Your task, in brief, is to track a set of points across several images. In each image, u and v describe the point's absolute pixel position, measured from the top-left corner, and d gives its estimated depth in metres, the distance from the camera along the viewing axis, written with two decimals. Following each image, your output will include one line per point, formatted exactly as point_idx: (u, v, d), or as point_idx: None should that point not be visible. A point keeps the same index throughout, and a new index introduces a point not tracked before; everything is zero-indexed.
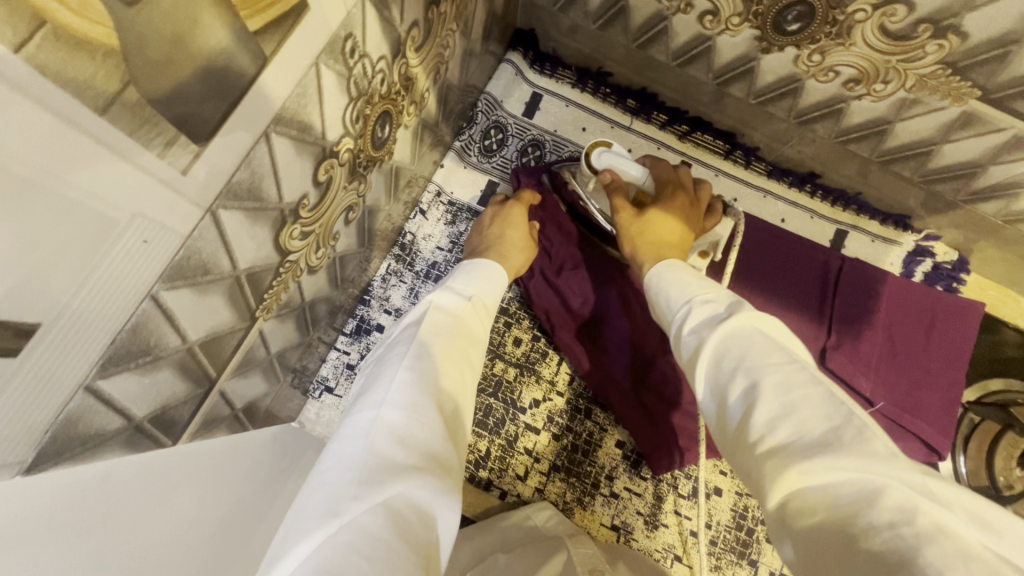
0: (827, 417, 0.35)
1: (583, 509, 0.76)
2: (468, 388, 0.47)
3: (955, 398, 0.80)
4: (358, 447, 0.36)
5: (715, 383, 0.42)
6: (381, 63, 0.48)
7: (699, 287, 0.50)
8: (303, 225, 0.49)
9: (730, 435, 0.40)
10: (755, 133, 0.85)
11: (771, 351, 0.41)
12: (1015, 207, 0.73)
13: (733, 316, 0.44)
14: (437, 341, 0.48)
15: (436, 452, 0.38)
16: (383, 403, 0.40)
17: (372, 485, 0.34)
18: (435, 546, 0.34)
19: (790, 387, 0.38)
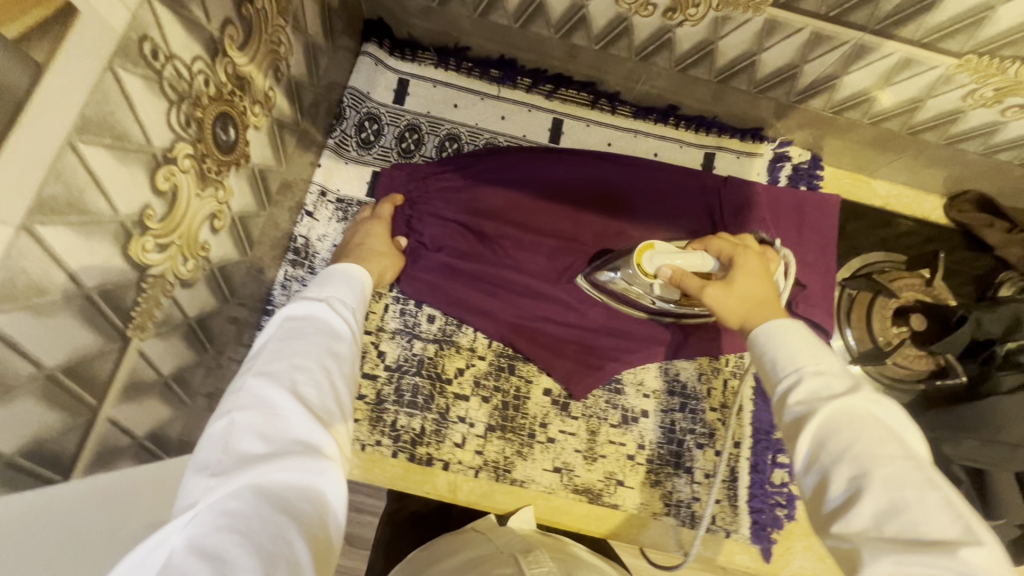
0: (943, 526, 0.37)
1: (524, 460, 0.79)
2: (337, 372, 0.52)
3: (830, 281, 0.89)
4: (214, 453, 0.42)
5: (816, 459, 0.44)
6: (198, 63, 0.49)
7: (807, 355, 0.49)
8: (156, 236, 0.49)
9: (820, 516, 0.42)
10: (612, 78, 0.90)
11: (885, 441, 0.41)
12: (838, 97, 0.82)
13: (849, 393, 0.45)
14: (290, 339, 0.52)
15: (296, 438, 0.45)
16: (233, 409, 0.45)
17: (231, 479, 0.41)
18: (312, 511, 0.42)
19: (902, 485, 0.39)
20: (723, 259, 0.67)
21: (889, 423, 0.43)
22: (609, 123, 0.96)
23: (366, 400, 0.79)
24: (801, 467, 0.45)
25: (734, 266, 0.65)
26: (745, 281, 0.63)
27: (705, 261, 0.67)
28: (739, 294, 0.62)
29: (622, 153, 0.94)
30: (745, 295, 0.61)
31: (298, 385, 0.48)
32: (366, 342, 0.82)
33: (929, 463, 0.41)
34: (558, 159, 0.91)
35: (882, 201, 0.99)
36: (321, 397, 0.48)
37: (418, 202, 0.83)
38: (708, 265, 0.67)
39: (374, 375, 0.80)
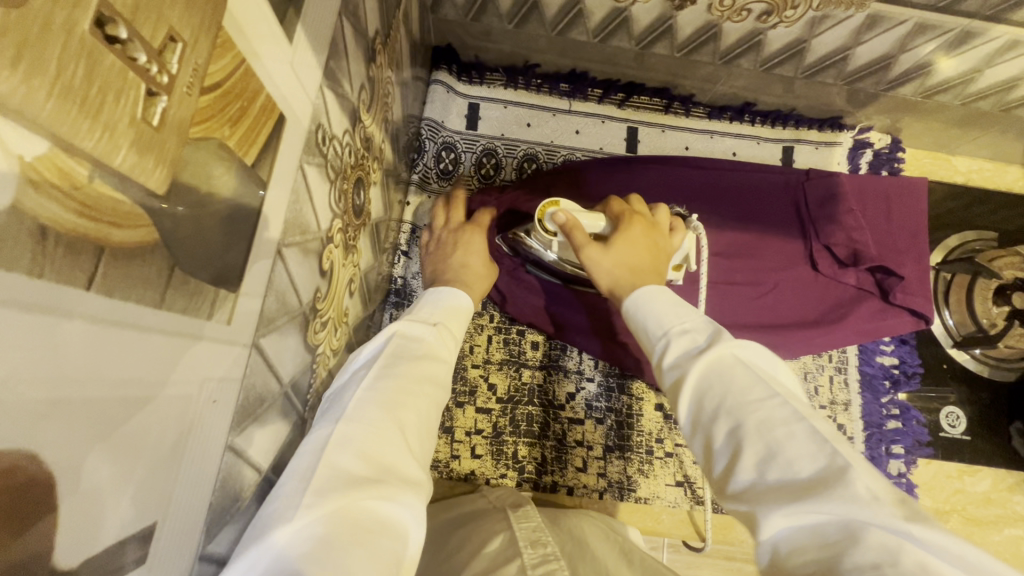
0: (816, 458, 0.31)
1: (646, 477, 0.80)
2: (431, 406, 0.48)
3: (926, 266, 0.88)
4: (314, 462, 0.37)
5: (698, 423, 0.37)
6: (346, 136, 0.48)
7: (673, 316, 0.44)
8: (321, 316, 0.49)
9: (714, 484, 0.35)
10: (688, 81, 0.89)
11: (754, 384, 0.36)
12: (930, 83, 0.81)
13: (716, 342, 0.39)
14: (401, 359, 0.49)
15: (395, 467, 0.39)
16: (339, 421, 0.41)
17: (326, 496, 0.35)
18: (398, 549, 0.35)
19: (775, 426, 0.33)
20: (613, 221, 0.62)
21: (757, 363, 0.38)
22: (683, 127, 0.94)
23: (483, 434, 0.79)
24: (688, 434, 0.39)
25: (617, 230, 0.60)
26: (624, 247, 0.58)
27: (596, 223, 0.63)
28: (615, 260, 0.57)
29: (701, 156, 0.93)
30: (622, 262, 0.57)
31: (397, 409, 0.44)
32: (474, 377, 0.82)
33: (798, 394, 0.36)
34: (641, 170, 0.89)
35: (965, 176, 0.98)
36: (419, 430, 0.45)
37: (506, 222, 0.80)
38: (598, 227, 0.63)
39: (488, 408, 0.80)
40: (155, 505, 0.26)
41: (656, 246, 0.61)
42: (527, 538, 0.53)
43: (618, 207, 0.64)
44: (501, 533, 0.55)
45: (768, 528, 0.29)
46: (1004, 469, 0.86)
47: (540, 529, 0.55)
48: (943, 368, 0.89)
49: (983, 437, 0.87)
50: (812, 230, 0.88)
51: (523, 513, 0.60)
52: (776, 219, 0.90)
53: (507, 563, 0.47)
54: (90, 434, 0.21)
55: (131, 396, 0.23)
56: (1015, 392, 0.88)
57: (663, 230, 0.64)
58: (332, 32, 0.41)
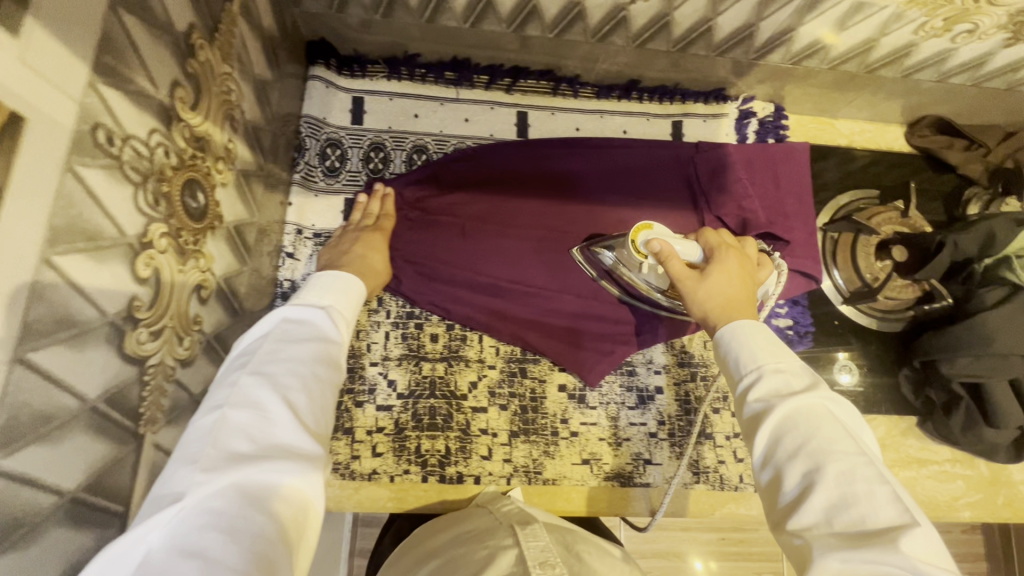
0: (883, 515, 0.42)
1: (552, 458, 0.80)
2: (327, 382, 0.54)
3: (814, 229, 0.91)
4: (203, 446, 0.45)
5: (771, 456, 0.49)
6: (155, 136, 0.46)
7: (767, 354, 0.53)
8: (148, 325, 0.47)
9: (778, 509, 0.47)
10: (570, 62, 0.89)
11: (837, 436, 0.46)
12: (796, 48, 0.83)
13: (805, 392, 0.50)
14: (285, 343, 0.54)
15: (283, 442, 0.47)
16: (225, 407, 0.47)
17: (220, 474, 0.43)
18: (293, 506, 0.45)
19: (852, 480, 0.44)
20: (710, 250, 0.67)
21: (840, 420, 0.48)
22: (574, 107, 0.94)
23: (385, 431, 0.78)
24: (759, 461, 0.50)
25: (715, 262, 0.65)
26: (721, 277, 0.63)
27: (692, 251, 0.67)
28: (712, 288, 0.62)
29: (592, 136, 0.93)
30: (718, 291, 0.62)
31: (286, 389, 0.50)
32: (374, 374, 0.80)
33: (874, 454, 0.46)
34: (534, 153, 0.89)
35: (848, 139, 1.02)
36: (309, 405, 0.51)
37: (407, 212, 0.84)
38: (694, 256, 0.67)
39: (389, 405, 0.79)
40: None
41: (749, 274, 0.66)
42: (534, 558, 0.52)
43: (716, 237, 0.68)
44: (507, 551, 0.54)
45: (826, 559, 0.40)
46: (896, 414, 0.90)
47: (549, 549, 0.54)
48: (835, 324, 0.93)
49: (875, 387, 0.91)
50: (704, 201, 0.90)
51: (530, 530, 0.58)
52: (669, 192, 0.91)
53: None
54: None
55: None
56: (901, 343, 0.92)
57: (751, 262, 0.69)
58: (105, 25, 0.39)
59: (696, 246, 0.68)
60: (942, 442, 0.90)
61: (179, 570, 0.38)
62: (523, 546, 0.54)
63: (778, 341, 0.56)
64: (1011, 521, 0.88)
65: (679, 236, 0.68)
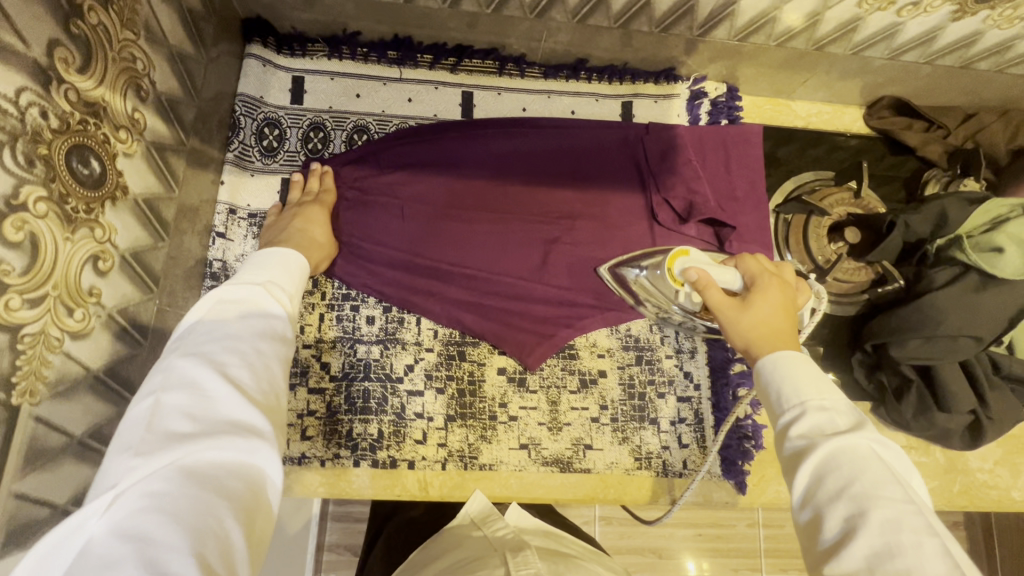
0: (931, 566, 0.40)
1: (488, 443, 0.78)
2: (274, 353, 0.51)
3: (765, 211, 0.89)
4: (139, 433, 0.42)
5: (812, 496, 0.47)
6: (25, 95, 0.44)
7: (813, 389, 0.52)
8: (22, 292, 0.45)
9: (818, 553, 0.45)
10: (513, 41, 0.87)
11: (884, 482, 0.45)
12: (740, 24, 0.81)
13: (850, 433, 0.48)
14: (223, 321, 0.51)
15: (226, 418, 0.45)
16: (160, 391, 0.45)
17: (157, 459, 0.41)
18: (248, 482, 0.43)
19: (899, 530, 0.42)
20: (748, 277, 0.67)
21: (888, 465, 0.47)
22: (521, 88, 0.92)
23: (316, 415, 0.77)
24: (798, 501, 0.49)
25: (754, 290, 0.64)
26: (761, 306, 0.62)
27: (731, 279, 0.67)
28: (750, 318, 0.61)
29: (539, 116, 0.91)
30: (757, 322, 0.61)
31: (224, 364, 0.47)
32: (306, 357, 0.79)
33: (926, 507, 0.45)
34: (478, 133, 0.87)
35: (805, 121, 1.00)
36: (253, 377, 0.48)
37: (343, 189, 0.82)
38: (732, 283, 0.67)
39: (321, 388, 0.78)
40: None
41: (790, 302, 0.64)
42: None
43: (758, 264, 0.67)
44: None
45: None
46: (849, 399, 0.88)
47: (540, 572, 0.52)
48: None
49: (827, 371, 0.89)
50: (652, 183, 0.88)
51: (522, 559, 0.55)
52: (617, 174, 0.89)
53: None
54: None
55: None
56: (856, 327, 0.89)
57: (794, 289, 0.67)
58: None
59: (737, 274, 0.68)
60: (897, 429, 0.88)
61: (121, 553, 0.36)
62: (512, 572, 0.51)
63: (823, 376, 0.54)
64: (966, 508, 0.86)
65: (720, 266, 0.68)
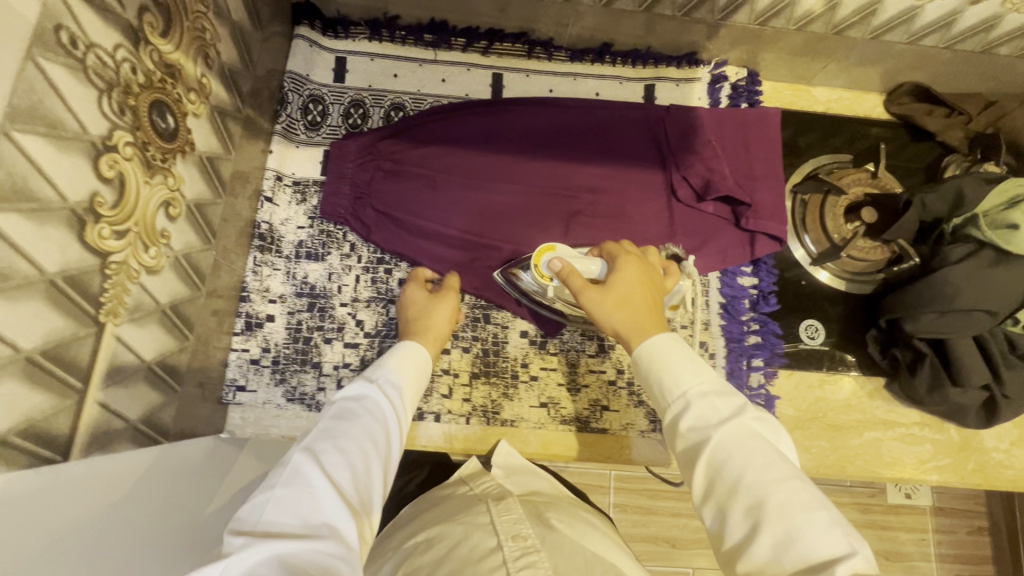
0: (827, 544, 0.42)
1: (511, 400, 0.83)
2: (375, 458, 0.55)
3: (782, 191, 0.92)
4: (255, 517, 0.46)
5: (715, 489, 0.48)
6: (121, 51, 0.51)
7: (690, 375, 0.54)
8: (111, 223, 0.52)
9: (728, 547, 0.46)
10: (542, 25, 0.92)
11: (770, 463, 0.47)
12: (760, 7, 0.84)
13: (735, 416, 0.50)
14: (340, 423, 0.57)
15: (330, 515, 0.48)
16: (277, 484, 0.49)
17: (267, 548, 0.44)
18: None
19: (794, 511, 0.44)
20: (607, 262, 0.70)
21: (768, 442, 0.49)
22: (548, 70, 0.98)
23: (352, 367, 0.83)
24: (700, 494, 0.50)
25: (613, 271, 0.67)
26: (620, 284, 0.65)
27: (592, 267, 0.71)
28: (614, 299, 0.64)
29: (564, 97, 0.96)
30: (617, 298, 0.63)
31: (334, 465, 0.52)
32: (343, 314, 0.85)
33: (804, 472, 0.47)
34: (508, 112, 0.92)
35: (824, 106, 1.02)
36: (354, 483, 0.52)
37: (377, 159, 0.87)
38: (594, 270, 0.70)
39: (357, 343, 0.84)
40: None
41: (650, 279, 0.68)
42: (506, 531, 0.58)
43: (612, 246, 0.71)
44: (479, 531, 0.59)
45: None
46: (863, 375, 0.90)
47: (520, 521, 0.60)
48: (802, 285, 0.94)
49: (842, 348, 0.91)
50: (672, 162, 0.92)
51: (505, 506, 0.64)
52: (638, 153, 0.93)
53: (489, 557, 0.54)
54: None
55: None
56: (872, 303, 0.91)
57: (654, 269, 0.71)
58: None
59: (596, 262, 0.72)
60: (910, 405, 0.89)
61: None
62: (495, 520, 0.60)
63: (694, 355, 0.56)
64: (980, 486, 0.86)
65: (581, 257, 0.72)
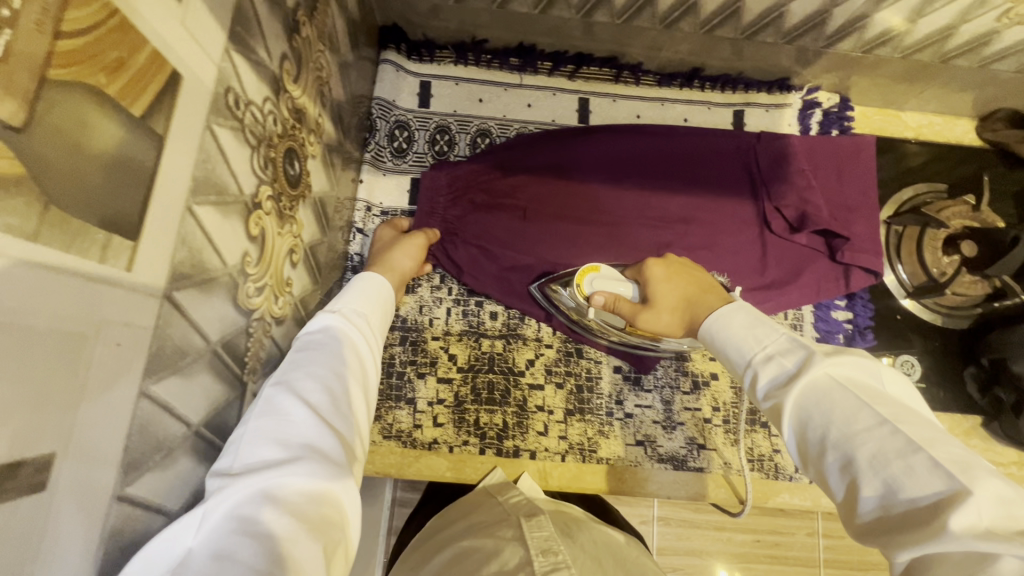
0: (930, 484, 0.36)
1: (607, 437, 0.82)
2: (348, 380, 0.52)
3: (877, 222, 0.90)
4: (230, 456, 0.43)
5: (807, 451, 0.43)
6: (268, 104, 0.49)
7: (755, 342, 0.50)
8: (254, 280, 0.50)
9: (837, 504, 0.41)
10: (634, 49, 0.90)
11: (855, 410, 0.41)
12: (868, 36, 0.82)
13: (807, 368, 0.44)
14: (308, 352, 0.52)
15: (308, 444, 0.45)
16: (251, 418, 0.46)
17: (244, 484, 0.41)
18: (326, 512, 0.43)
19: (888, 458, 0.38)
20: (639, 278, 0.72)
21: (854, 388, 0.43)
22: (635, 95, 0.96)
23: (446, 403, 0.81)
24: (797, 455, 0.45)
25: (650, 280, 0.69)
26: (666, 290, 0.67)
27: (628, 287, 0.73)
28: (670, 309, 0.67)
29: (652, 123, 0.94)
30: (672, 307, 0.66)
31: (308, 394, 0.48)
32: (436, 348, 0.84)
33: (906, 411, 0.40)
34: (597, 139, 0.90)
35: (915, 131, 0.99)
36: (330, 407, 0.49)
37: (468, 189, 0.84)
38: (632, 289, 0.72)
39: (450, 378, 0.83)
40: (56, 435, 0.28)
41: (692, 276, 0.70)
42: (537, 546, 0.55)
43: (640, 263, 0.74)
44: (512, 545, 0.56)
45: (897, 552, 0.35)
46: (960, 412, 0.88)
47: (551, 538, 0.57)
48: (897, 319, 0.91)
49: (938, 384, 0.89)
50: (764, 192, 0.89)
51: (536, 521, 0.61)
52: (731, 182, 0.90)
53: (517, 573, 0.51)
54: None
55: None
56: (969, 339, 0.90)
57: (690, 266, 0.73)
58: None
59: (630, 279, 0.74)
60: (1008, 444, 0.87)
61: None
62: (527, 537, 0.57)
63: (762, 319, 0.52)
64: None
65: (615, 275, 0.74)
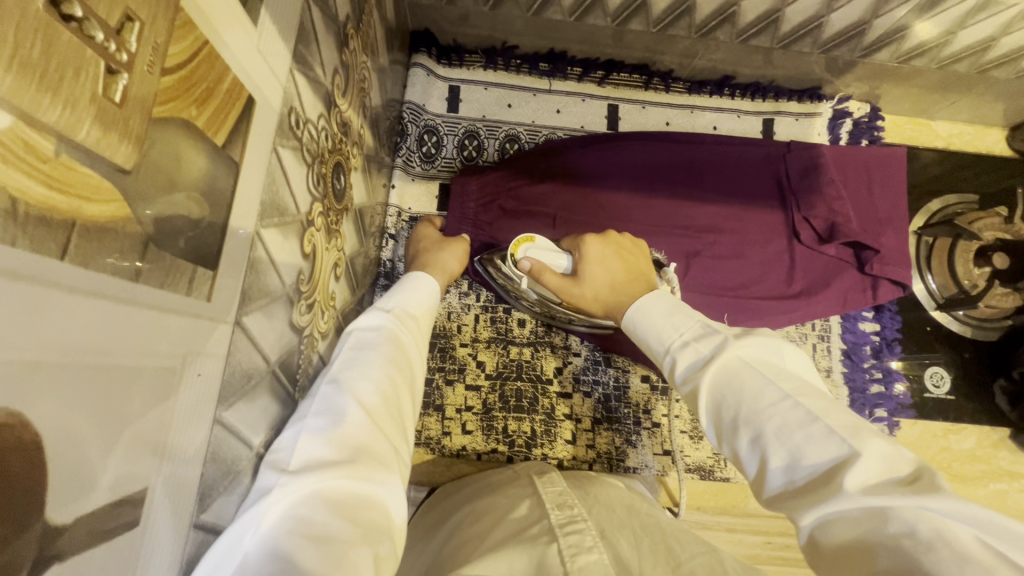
0: (826, 450, 0.34)
1: (635, 447, 0.82)
2: (402, 383, 0.50)
3: (907, 233, 0.89)
4: (286, 454, 0.41)
5: (721, 433, 0.41)
6: (321, 120, 0.49)
7: (672, 329, 0.47)
8: (306, 298, 0.50)
9: (751, 483, 0.39)
10: (666, 57, 0.89)
11: (760, 386, 0.39)
12: (906, 47, 0.82)
13: (719, 351, 0.42)
14: (362, 350, 0.50)
15: (367, 443, 0.43)
16: (308, 415, 0.44)
17: (303, 482, 0.38)
18: (382, 517, 0.40)
19: (791, 430, 0.36)
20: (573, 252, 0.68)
21: (759, 365, 0.41)
22: (665, 102, 0.96)
23: (474, 411, 0.81)
24: (714, 438, 0.43)
25: (581, 258, 0.66)
26: (595, 273, 0.64)
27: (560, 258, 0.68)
28: (593, 290, 0.64)
29: (681, 130, 0.94)
30: (598, 290, 0.63)
31: (364, 394, 0.46)
32: (464, 356, 0.84)
33: (801, 383, 0.39)
34: (626, 146, 0.90)
35: (945, 140, 0.99)
36: (384, 408, 0.47)
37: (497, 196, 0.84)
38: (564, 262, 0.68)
39: (478, 386, 0.83)
40: (149, 470, 0.28)
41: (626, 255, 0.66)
42: (552, 501, 0.51)
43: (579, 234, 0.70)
44: (527, 500, 0.53)
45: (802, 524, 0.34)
46: (987, 424, 0.88)
47: (566, 494, 0.54)
48: (926, 330, 0.91)
49: (965, 397, 0.89)
50: (793, 201, 0.88)
51: (549, 480, 0.58)
52: (760, 190, 0.89)
53: (533, 525, 0.47)
54: (63, 392, 0.22)
55: (110, 363, 0.25)
56: (999, 352, 0.90)
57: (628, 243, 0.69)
58: (299, 17, 0.41)
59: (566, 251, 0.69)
60: None
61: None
62: (540, 490, 0.54)
63: (682, 305, 0.50)
64: None
65: (551, 247, 0.69)
